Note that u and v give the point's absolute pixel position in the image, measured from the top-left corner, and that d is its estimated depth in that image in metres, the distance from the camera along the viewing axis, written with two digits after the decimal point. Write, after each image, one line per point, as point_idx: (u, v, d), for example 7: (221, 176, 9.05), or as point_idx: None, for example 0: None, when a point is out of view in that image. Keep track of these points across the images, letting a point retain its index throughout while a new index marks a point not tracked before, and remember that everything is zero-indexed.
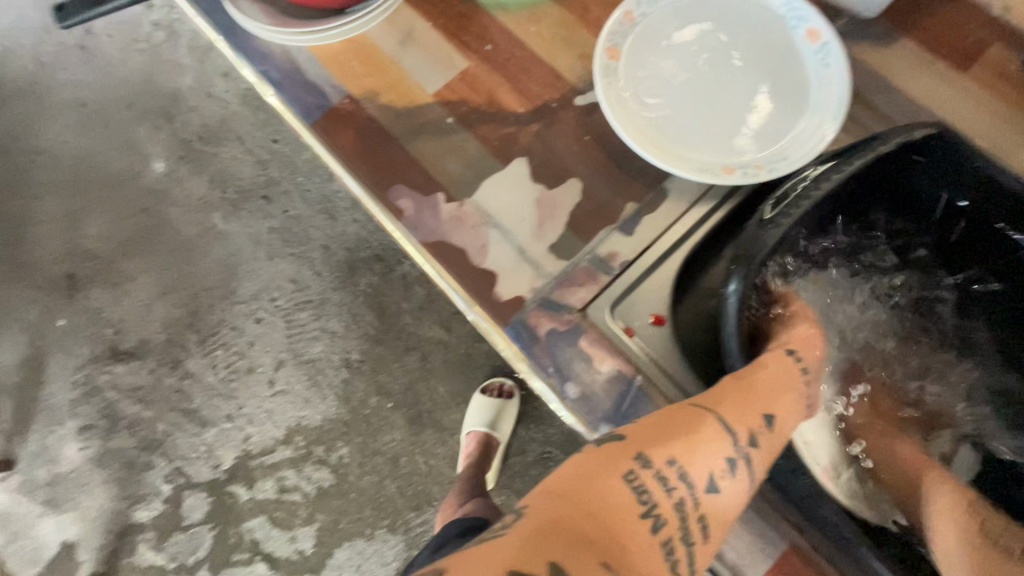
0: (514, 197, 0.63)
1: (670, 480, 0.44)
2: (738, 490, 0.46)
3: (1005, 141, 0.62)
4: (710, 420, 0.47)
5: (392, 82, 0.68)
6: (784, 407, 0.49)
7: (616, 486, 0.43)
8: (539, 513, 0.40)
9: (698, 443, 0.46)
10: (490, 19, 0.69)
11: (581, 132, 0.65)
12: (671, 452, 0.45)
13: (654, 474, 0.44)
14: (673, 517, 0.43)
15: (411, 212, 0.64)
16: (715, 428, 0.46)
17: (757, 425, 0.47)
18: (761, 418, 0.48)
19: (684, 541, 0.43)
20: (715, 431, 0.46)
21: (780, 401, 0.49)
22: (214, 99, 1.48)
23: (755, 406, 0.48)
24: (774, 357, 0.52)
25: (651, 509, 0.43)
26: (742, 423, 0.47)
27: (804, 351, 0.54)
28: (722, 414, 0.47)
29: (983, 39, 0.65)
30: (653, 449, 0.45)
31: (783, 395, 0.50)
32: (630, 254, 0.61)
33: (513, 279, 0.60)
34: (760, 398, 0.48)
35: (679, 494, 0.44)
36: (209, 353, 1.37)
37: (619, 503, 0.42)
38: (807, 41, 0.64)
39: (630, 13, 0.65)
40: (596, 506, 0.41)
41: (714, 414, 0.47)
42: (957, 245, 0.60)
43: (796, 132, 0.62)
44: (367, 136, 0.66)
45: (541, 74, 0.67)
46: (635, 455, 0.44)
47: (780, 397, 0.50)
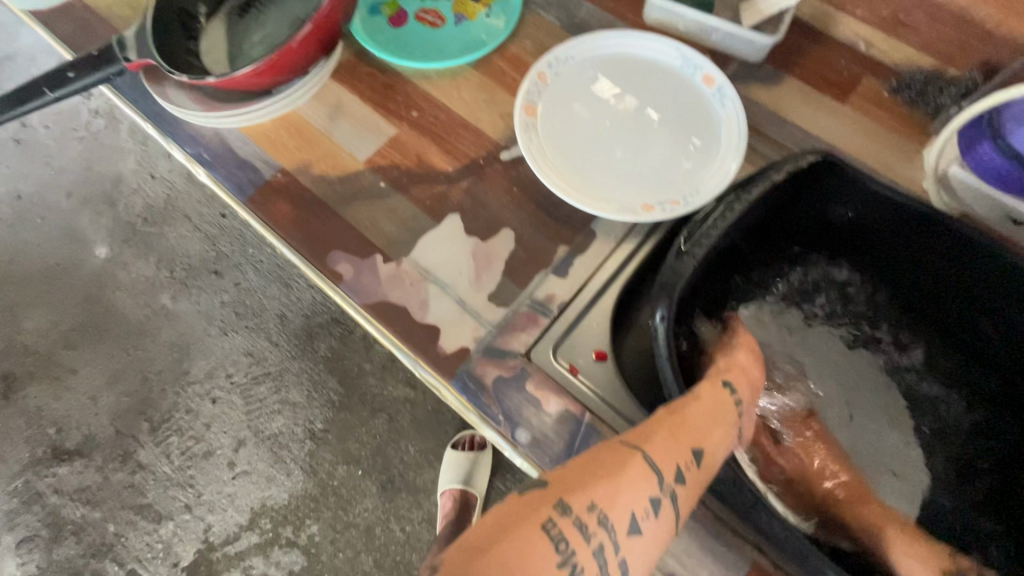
0: (450, 253, 0.65)
1: (591, 527, 0.42)
2: (661, 533, 0.45)
3: (888, 157, 0.70)
4: (635, 459, 0.46)
5: (323, 152, 0.70)
6: (710, 440, 0.49)
7: (535, 537, 0.41)
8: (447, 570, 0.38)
9: (621, 485, 0.44)
10: (415, 88, 0.73)
11: (509, 183, 0.68)
12: (593, 497, 0.44)
13: (574, 522, 0.42)
14: (591, 566, 0.42)
15: (350, 275, 0.64)
16: (641, 467, 0.46)
17: (684, 461, 0.47)
18: (686, 454, 0.47)
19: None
20: (640, 470, 0.46)
21: (710, 433, 0.49)
22: (157, 180, 1.47)
23: (682, 443, 0.48)
24: (705, 391, 0.52)
25: (569, 560, 0.41)
26: (670, 458, 0.47)
27: (738, 382, 0.54)
28: (647, 452, 0.46)
29: (856, 72, 0.73)
30: (573, 495, 0.43)
31: (710, 430, 0.49)
32: (566, 295, 0.63)
33: (456, 332, 0.61)
34: (686, 434, 0.48)
35: (598, 543, 0.42)
36: (162, 442, 1.30)
37: (537, 554, 0.40)
38: (704, 86, 0.71)
39: (542, 73, 0.71)
40: (512, 562, 0.39)
41: (638, 451, 0.47)
42: (867, 254, 0.64)
43: (706, 166, 0.67)
44: (301, 206, 0.68)
45: (466, 133, 0.71)
46: (556, 502, 0.43)
47: (706, 432, 0.49)
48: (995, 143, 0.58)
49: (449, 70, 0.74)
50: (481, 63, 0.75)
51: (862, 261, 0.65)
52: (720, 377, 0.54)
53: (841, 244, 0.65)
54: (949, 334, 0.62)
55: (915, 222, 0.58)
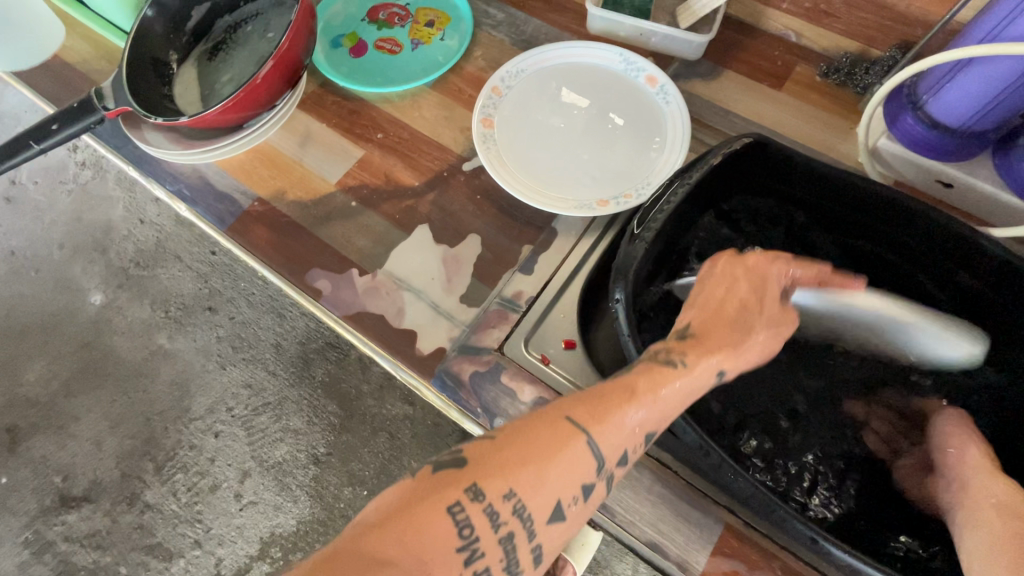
0: (422, 261, 0.69)
1: (502, 516, 0.40)
2: (579, 518, 0.44)
3: (827, 137, 0.74)
4: (575, 441, 0.43)
5: (296, 178, 0.74)
6: (668, 426, 0.47)
7: (437, 519, 0.39)
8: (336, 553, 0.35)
9: (551, 467, 0.42)
10: (379, 112, 0.78)
11: (473, 192, 0.72)
12: (512, 483, 0.41)
13: (484, 508, 0.40)
14: (495, 548, 0.40)
15: (329, 290, 0.68)
16: (583, 453, 0.43)
17: (630, 449, 0.46)
18: (629, 442, 0.45)
19: (504, 569, 0.41)
20: (577, 452, 0.43)
21: (670, 421, 0.47)
22: (147, 225, 1.50)
23: (628, 426, 0.46)
24: (680, 365, 0.50)
25: (470, 544, 0.39)
26: (615, 447, 0.45)
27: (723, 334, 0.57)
28: (593, 436, 0.44)
29: (790, 61, 0.79)
30: (494, 476, 0.41)
31: (671, 417, 0.47)
32: (533, 291, 0.67)
33: (432, 334, 0.65)
34: (641, 421, 0.46)
35: (508, 530, 0.41)
36: (167, 480, 1.32)
37: (438, 537, 0.38)
38: (648, 86, 0.76)
39: (496, 87, 0.76)
40: (410, 543, 0.37)
41: (581, 434, 0.44)
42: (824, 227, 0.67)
43: (655, 160, 0.72)
44: (279, 231, 0.72)
45: (430, 149, 0.75)
46: (469, 486, 0.40)
47: (665, 418, 0.47)
48: (915, 116, 0.63)
49: (410, 92, 0.79)
50: (439, 83, 0.80)
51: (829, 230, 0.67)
52: (710, 354, 0.50)
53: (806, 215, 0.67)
54: (914, 302, 0.63)
55: (850, 191, 0.62)
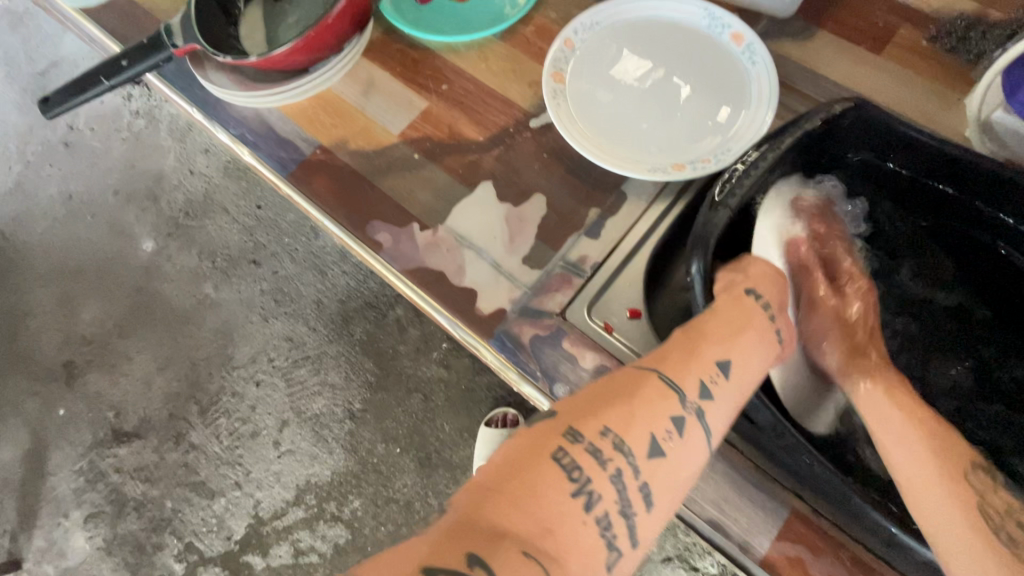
0: (485, 219, 0.67)
1: (606, 453, 0.42)
2: (686, 453, 0.45)
3: (930, 107, 0.68)
4: (650, 386, 0.46)
5: (358, 128, 0.73)
6: (734, 352, 0.48)
7: (545, 467, 0.41)
8: (459, 513, 0.38)
9: (638, 406, 0.44)
10: (444, 62, 0.75)
11: (539, 150, 0.69)
12: (605, 422, 0.44)
13: (586, 449, 0.42)
14: (609, 491, 0.42)
15: (389, 244, 0.67)
16: (658, 387, 0.46)
17: (706, 375, 0.47)
18: (706, 370, 0.47)
19: (625, 513, 0.42)
20: (657, 395, 0.45)
21: (733, 342, 0.48)
22: (196, 175, 1.54)
23: (696, 361, 0.47)
24: (724, 303, 0.50)
25: (584, 486, 0.41)
26: (689, 377, 0.46)
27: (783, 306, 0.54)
28: (663, 373, 0.46)
29: (892, 22, 0.72)
30: (585, 421, 0.44)
31: (734, 338, 0.48)
32: (599, 256, 0.64)
33: (492, 295, 0.63)
34: (706, 350, 0.48)
35: (616, 467, 0.42)
36: (211, 423, 1.37)
37: (551, 483, 0.40)
38: (733, 44, 0.71)
39: (569, 40, 0.72)
40: (524, 494, 0.39)
41: (656, 375, 0.46)
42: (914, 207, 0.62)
43: (737, 124, 0.67)
44: (340, 180, 0.70)
45: (495, 104, 0.72)
46: (564, 431, 0.43)
47: (730, 339, 0.48)
48: None
49: (476, 43, 0.76)
50: (507, 35, 0.76)
51: (924, 213, 0.63)
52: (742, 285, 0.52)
53: (896, 199, 0.64)
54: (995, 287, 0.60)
55: (954, 169, 0.57)
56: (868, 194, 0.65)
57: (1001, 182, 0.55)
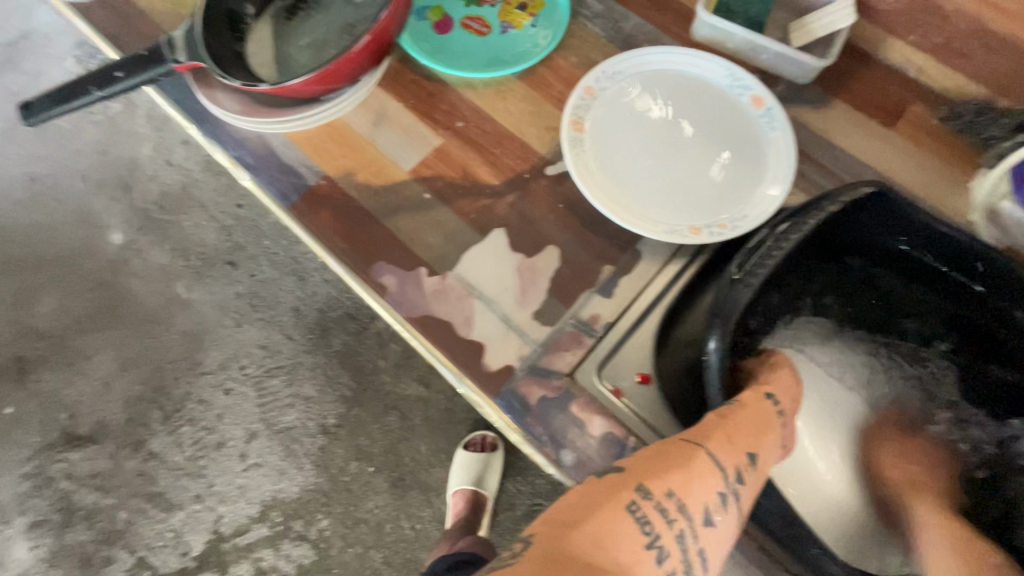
0: (495, 269, 0.64)
1: (671, 513, 0.42)
2: (726, 530, 0.45)
3: (936, 187, 0.69)
4: (702, 459, 0.45)
5: (367, 160, 0.70)
6: (765, 443, 0.49)
7: (620, 520, 0.41)
8: (541, 550, 0.39)
9: (694, 474, 0.45)
10: (459, 97, 0.73)
11: (554, 200, 0.68)
12: (669, 483, 0.44)
13: (655, 506, 0.42)
14: (674, 551, 0.42)
15: (394, 287, 0.64)
16: (709, 462, 0.45)
17: (743, 461, 0.47)
18: (746, 455, 0.47)
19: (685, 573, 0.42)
20: (707, 470, 0.45)
21: (764, 436, 0.49)
22: (174, 167, 1.45)
23: (741, 443, 0.47)
24: (750, 398, 0.51)
25: (654, 542, 0.41)
26: (733, 455, 0.46)
27: (782, 394, 0.54)
28: (711, 448, 0.46)
29: (905, 98, 0.73)
30: (652, 481, 0.44)
31: (765, 433, 0.49)
32: (611, 316, 0.63)
33: (500, 349, 0.61)
34: (744, 436, 0.48)
35: (679, 528, 0.42)
36: (174, 431, 1.30)
37: (625, 534, 0.41)
38: (753, 107, 0.71)
39: (590, 88, 0.70)
40: (603, 541, 0.39)
41: (705, 450, 0.46)
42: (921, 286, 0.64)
43: (753, 190, 0.67)
44: (345, 215, 0.67)
45: (511, 146, 0.70)
46: (636, 486, 0.43)
47: (760, 435, 0.49)
48: None
49: (493, 80, 0.74)
50: (526, 74, 0.74)
51: (917, 292, 0.64)
52: (762, 387, 0.53)
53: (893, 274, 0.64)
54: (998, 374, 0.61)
55: (969, 258, 0.57)
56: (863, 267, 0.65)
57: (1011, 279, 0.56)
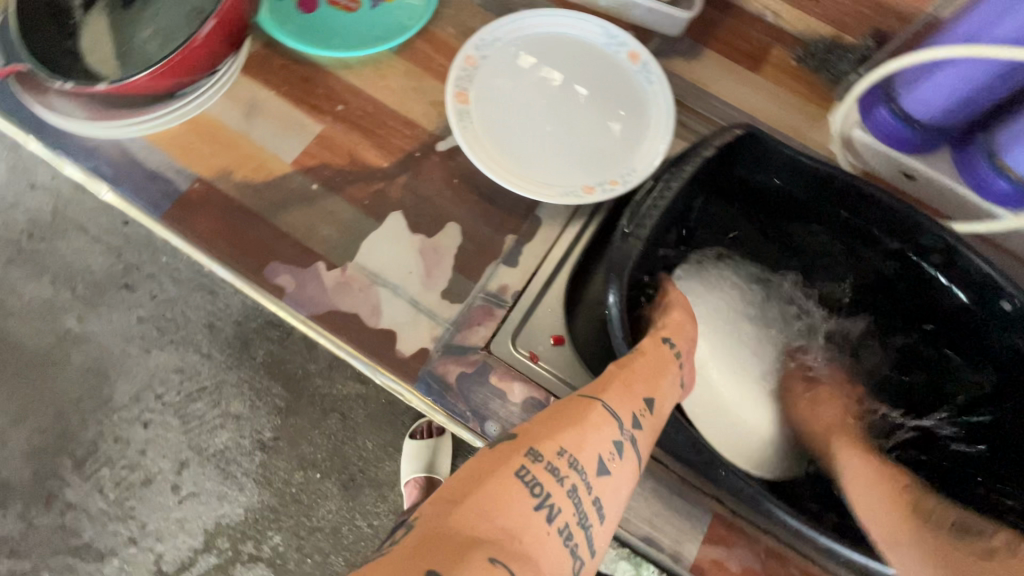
0: (397, 254, 0.63)
1: (562, 470, 0.45)
2: (624, 475, 0.48)
3: (801, 124, 0.75)
4: (596, 413, 0.48)
5: (243, 156, 0.65)
6: (660, 389, 0.52)
7: (510, 485, 0.43)
8: (427, 525, 0.40)
9: (586, 429, 0.47)
10: (337, 79, 0.70)
11: (449, 176, 0.67)
12: (561, 443, 0.46)
13: (544, 466, 0.44)
14: (568, 505, 0.44)
15: (293, 287, 0.61)
16: (601, 414, 0.48)
17: (638, 408, 0.50)
18: (640, 402, 0.50)
19: (581, 525, 0.45)
20: (601, 423, 0.48)
21: (658, 382, 0.52)
22: (40, 190, 1.30)
23: (634, 391, 0.50)
24: (649, 346, 0.54)
25: (544, 501, 0.43)
26: (624, 405, 0.49)
27: (680, 338, 0.57)
28: (603, 401, 0.49)
29: (766, 42, 0.77)
30: (542, 442, 0.46)
31: (659, 379, 0.52)
32: (519, 284, 0.63)
33: (413, 334, 0.60)
34: (639, 385, 0.51)
35: (571, 484, 0.45)
36: (92, 476, 1.19)
37: (514, 498, 0.42)
38: (630, 62, 0.72)
39: (470, 58, 0.69)
40: (490, 508, 0.41)
41: (598, 405, 0.49)
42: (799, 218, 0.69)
43: (639, 143, 0.69)
44: (228, 218, 0.63)
45: (397, 125, 0.68)
46: (527, 451, 0.45)
47: (655, 381, 0.52)
48: (888, 108, 0.65)
49: (370, 58, 0.71)
50: (404, 49, 0.72)
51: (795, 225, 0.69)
52: (659, 333, 0.56)
53: (774, 210, 0.69)
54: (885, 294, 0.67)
55: (828, 184, 0.63)
56: (745, 207, 0.69)
57: (863, 200, 0.63)
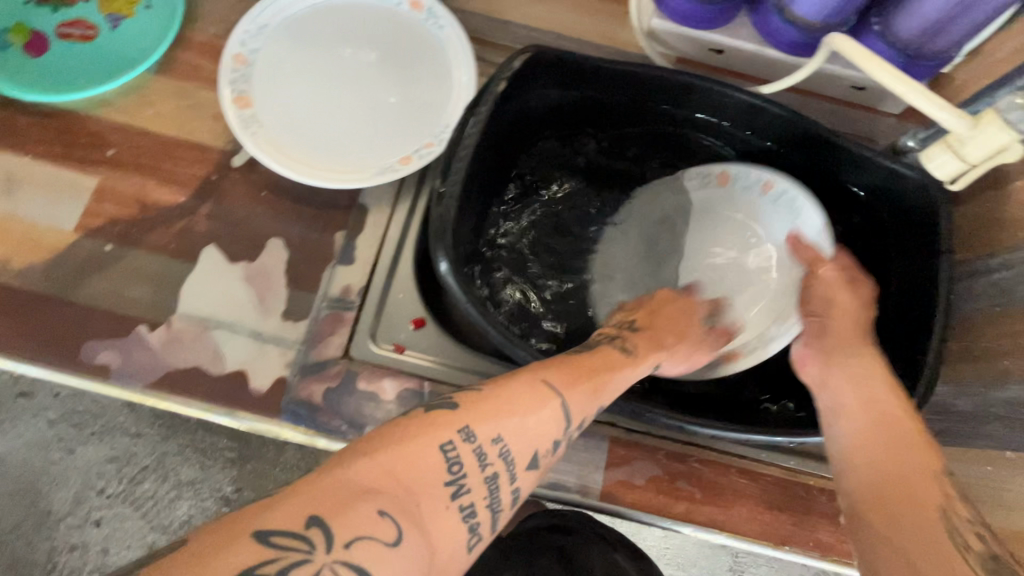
0: (222, 290, 0.58)
1: (490, 458, 0.35)
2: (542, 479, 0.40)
3: (609, 26, 0.72)
4: (555, 404, 0.39)
5: (17, 240, 0.58)
6: (614, 387, 0.45)
7: (428, 458, 0.33)
8: (313, 496, 0.30)
9: (531, 417, 0.38)
10: (97, 121, 0.62)
11: (255, 191, 0.61)
12: (502, 428, 0.36)
13: (475, 449, 0.35)
14: (480, 493, 0.35)
15: (118, 361, 0.56)
16: (557, 407, 0.39)
17: (592, 412, 0.42)
18: (596, 404, 0.43)
19: (490, 508, 0.35)
20: (554, 415, 0.39)
21: (613, 378, 0.46)
22: None
23: (597, 395, 0.43)
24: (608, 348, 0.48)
25: (459, 483, 0.34)
26: (582, 406, 0.41)
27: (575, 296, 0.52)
28: (563, 396, 0.40)
29: None
30: (484, 421, 0.36)
31: (614, 377, 0.46)
32: (361, 280, 0.60)
33: (263, 367, 0.56)
34: (599, 386, 0.43)
35: (494, 471, 0.35)
36: None
37: (424, 472, 0.33)
38: (414, 12, 0.67)
39: (238, 56, 0.63)
40: (399, 473, 0.32)
41: (556, 397, 0.40)
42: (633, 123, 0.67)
43: (446, 95, 0.65)
44: (21, 312, 0.56)
45: (182, 153, 0.62)
46: (463, 426, 0.35)
47: (613, 381, 0.45)
48: None
49: (128, 87, 0.63)
50: (164, 66, 0.64)
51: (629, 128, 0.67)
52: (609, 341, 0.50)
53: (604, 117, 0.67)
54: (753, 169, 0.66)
55: (639, 81, 0.61)
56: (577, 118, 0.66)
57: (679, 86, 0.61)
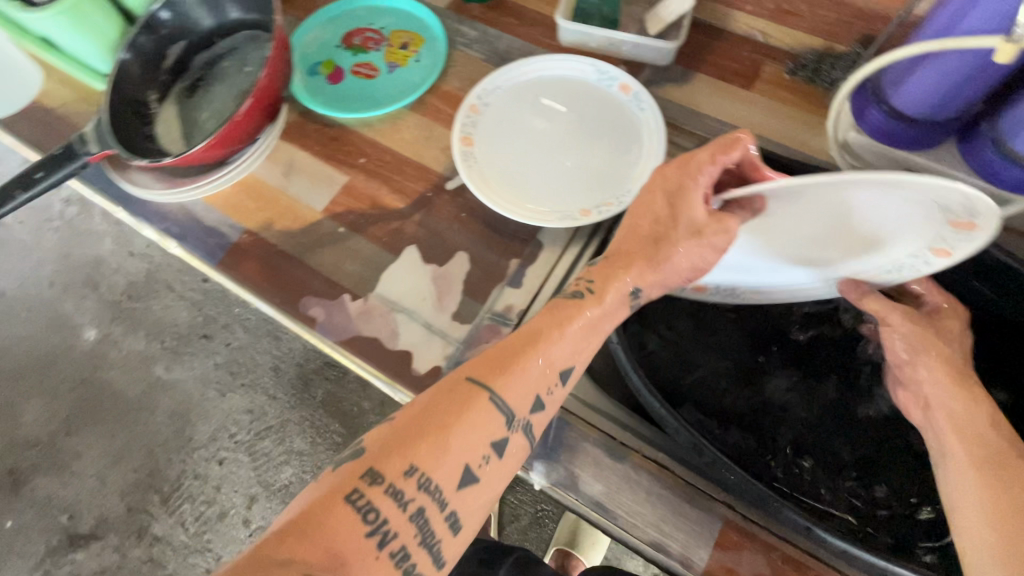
0: (412, 283, 0.70)
1: (406, 493, 0.43)
2: (494, 473, 0.48)
3: (801, 133, 0.76)
4: (481, 403, 0.47)
5: (282, 209, 0.76)
6: (563, 362, 0.52)
7: (345, 515, 0.41)
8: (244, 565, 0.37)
9: (451, 432, 0.46)
10: (360, 136, 0.80)
11: (458, 211, 0.74)
12: (411, 459, 0.44)
13: (384, 490, 0.43)
14: (405, 528, 0.43)
15: (323, 317, 0.69)
16: (481, 410, 0.47)
17: (540, 391, 0.51)
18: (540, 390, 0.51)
19: (421, 542, 0.44)
20: (484, 415, 0.47)
21: (565, 350, 0.52)
22: (136, 256, 1.46)
23: (529, 375, 0.50)
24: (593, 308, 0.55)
25: (377, 528, 0.42)
26: (509, 399, 0.49)
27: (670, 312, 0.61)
28: (492, 393, 0.48)
29: (759, 60, 0.80)
30: (393, 461, 0.44)
31: (558, 360, 0.52)
32: (523, 303, 0.68)
33: (427, 354, 0.66)
34: (534, 371, 0.51)
35: (417, 507, 0.44)
36: (176, 511, 1.31)
37: (342, 528, 0.41)
38: (622, 94, 0.78)
39: (473, 106, 0.77)
40: (320, 537, 0.40)
41: (483, 393, 0.48)
42: None
43: (634, 167, 0.74)
44: (270, 262, 0.73)
45: (412, 171, 0.77)
46: (366, 473, 0.43)
47: (560, 356, 0.52)
48: (880, 109, 0.63)
49: (388, 115, 0.81)
50: (418, 105, 0.81)
51: None
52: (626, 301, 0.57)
53: None
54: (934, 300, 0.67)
55: None
56: None
57: None
